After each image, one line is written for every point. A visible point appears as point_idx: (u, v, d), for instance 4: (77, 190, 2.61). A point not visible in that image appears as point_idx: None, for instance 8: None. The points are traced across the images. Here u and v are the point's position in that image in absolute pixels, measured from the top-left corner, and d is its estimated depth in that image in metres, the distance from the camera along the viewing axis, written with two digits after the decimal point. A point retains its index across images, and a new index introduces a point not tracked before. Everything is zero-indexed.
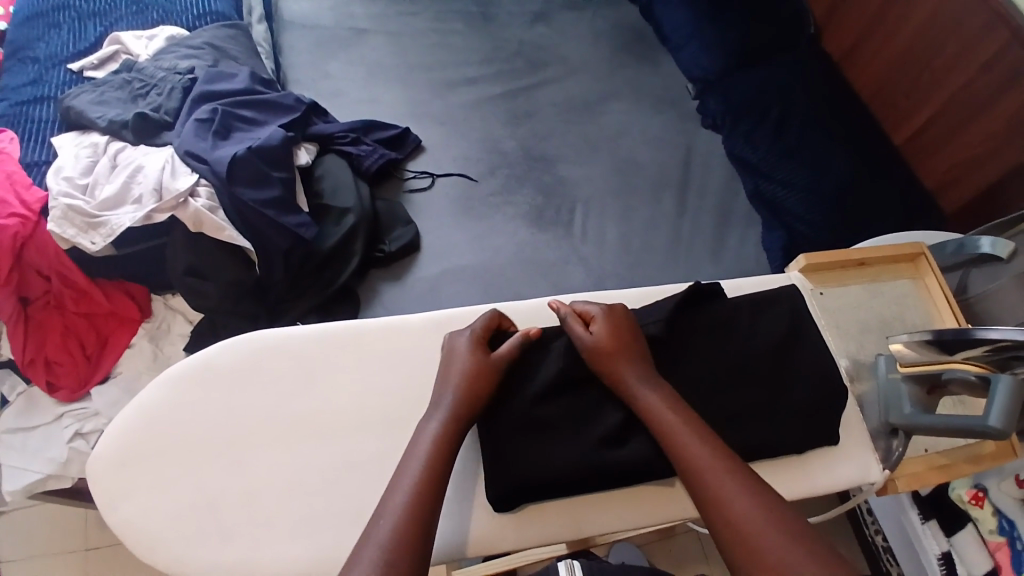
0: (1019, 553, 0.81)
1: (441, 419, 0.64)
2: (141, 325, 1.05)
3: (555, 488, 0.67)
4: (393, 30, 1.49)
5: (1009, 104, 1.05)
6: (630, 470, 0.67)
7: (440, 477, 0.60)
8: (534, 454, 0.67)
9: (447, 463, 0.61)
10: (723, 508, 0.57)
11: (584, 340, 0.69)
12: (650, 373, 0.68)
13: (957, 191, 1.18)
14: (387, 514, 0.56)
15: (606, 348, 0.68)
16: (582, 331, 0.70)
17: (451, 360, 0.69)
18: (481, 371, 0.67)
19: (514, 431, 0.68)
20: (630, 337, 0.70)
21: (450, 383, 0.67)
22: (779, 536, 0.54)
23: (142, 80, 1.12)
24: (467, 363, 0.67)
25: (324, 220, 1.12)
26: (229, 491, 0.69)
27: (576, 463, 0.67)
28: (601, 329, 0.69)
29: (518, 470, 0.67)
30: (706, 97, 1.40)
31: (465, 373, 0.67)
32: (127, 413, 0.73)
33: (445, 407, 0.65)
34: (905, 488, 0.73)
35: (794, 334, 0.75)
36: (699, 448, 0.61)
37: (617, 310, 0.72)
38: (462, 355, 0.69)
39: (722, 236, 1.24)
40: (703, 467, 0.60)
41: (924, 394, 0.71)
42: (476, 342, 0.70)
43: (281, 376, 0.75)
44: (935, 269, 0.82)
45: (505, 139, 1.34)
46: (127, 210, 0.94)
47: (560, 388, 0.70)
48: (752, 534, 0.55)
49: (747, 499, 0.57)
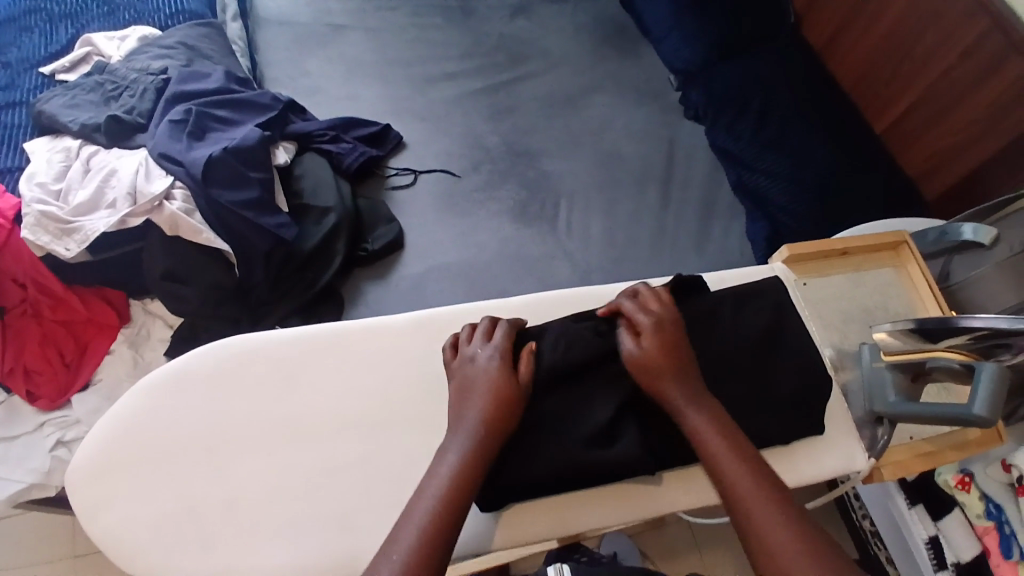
0: (1007, 536, 0.82)
1: (465, 445, 0.62)
2: (121, 332, 1.03)
3: (557, 487, 0.67)
4: (371, 26, 1.47)
5: (989, 91, 1.06)
6: (625, 468, 0.67)
7: (457, 509, 0.59)
8: (541, 457, 0.66)
9: (466, 494, 0.60)
10: (758, 534, 0.57)
11: (633, 358, 0.67)
12: (698, 391, 0.66)
13: (939, 178, 1.18)
14: (399, 550, 0.55)
15: (653, 364, 0.67)
16: (630, 344, 0.68)
17: (474, 381, 0.66)
18: (508, 394, 0.65)
19: (524, 434, 0.67)
20: (680, 352, 0.68)
21: (474, 407, 0.64)
22: (800, 552, 0.55)
23: (114, 82, 1.10)
24: (493, 385, 0.65)
25: (304, 220, 1.10)
26: (213, 499, 0.68)
27: (565, 461, 0.66)
28: (651, 348, 0.67)
29: (513, 473, 0.66)
30: (689, 88, 1.39)
31: (491, 397, 0.64)
32: (105, 422, 0.72)
33: (469, 434, 0.63)
34: (890, 477, 0.73)
35: (777, 325, 0.74)
36: (728, 458, 0.62)
37: (667, 322, 0.69)
38: (488, 375, 0.66)
39: (706, 228, 1.23)
40: (746, 498, 0.59)
41: (908, 382, 0.70)
42: (503, 360, 0.67)
43: (263, 381, 0.74)
44: (917, 257, 0.82)
45: (487, 135, 1.32)
46: (101, 214, 0.93)
47: (567, 387, 0.69)
48: (774, 547, 0.56)
49: (773, 514, 0.57)
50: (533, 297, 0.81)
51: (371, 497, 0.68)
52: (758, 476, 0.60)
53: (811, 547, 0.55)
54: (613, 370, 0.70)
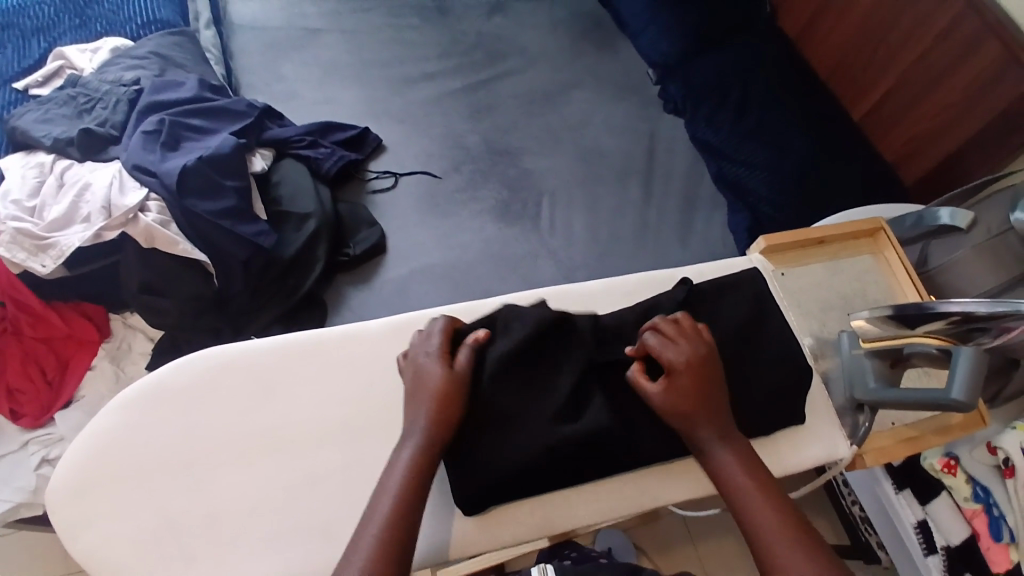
0: (996, 519, 0.83)
1: (416, 444, 0.62)
2: (102, 347, 1.02)
3: (520, 481, 0.66)
4: (346, 29, 1.46)
5: (965, 74, 1.06)
6: (588, 441, 0.67)
7: (415, 506, 0.59)
8: (496, 449, 0.66)
9: (420, 491, 0.60)
10: (766, 544, 0.58)
11: (658, 403, 0.66)
12: (727, 431, 0.66)
13: (917, 163, 1.19)
14: (360, 549, 0.56)
15: (677, 408, 0.65)
16: (653, 387, 0.66)
17: (419, 381, 0.66)
18: (453, 392, 0.65)
19: (477, 428, 0.67)
20: (706, 394, 0.66)
21: (421, 406, 0.64)
22: (790, 544, 0.57)
23: (87, 94, 1.08)
24: (438, 384, 0.65)
25: (284, 227, 1.09)
26: (191, 513, 0.67)
27: (536, 445, 0.66)
28: (677, 392, 0.66)
29: (484, 468, 0.66)
30: (667, 81, 1.39)
31: (435, 395, 0.65)
32: (82, 439, 0.71)
33: (417, 434, 0.63)
34: (873, 463, 0.72)
35: (758, 316, 0.74)
36: (727, 460, 0.64)
37: (694, 361, 0.67)
38: (432, 374, 0.66)
39: (689, 220, 1.24)
40: (749, 510, 0.61)
41: (888, 367, 0.71)
42: (442, 358, 0.67)
43: (237, 392, 0.73)
44: (894, 243, 0.82)
45: (467, 134, 1.32)
46: (76, 229, 0.92)
47: (516, 377, 0.69)
48: (774, 545, 0.58)
49: (766, 509, 0.60)
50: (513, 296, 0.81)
51: (355, 506, 0.68)
52: (756, 475, 0.63)
53: (798, 539, 0.58)
54: (566, 357, 0.70)
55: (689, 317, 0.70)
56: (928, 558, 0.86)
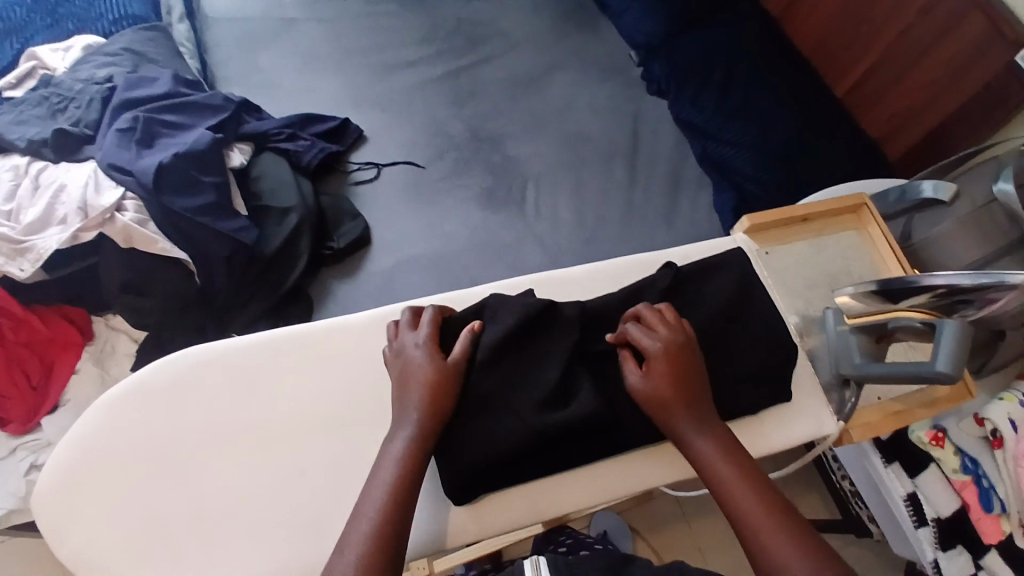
0: (986, 490, 0.83)
1: (406, 438, 0.62)
2: (86, 349, 1.01)
3: (510, 465, 0.66)
4: (324, 18, 1.43)
5: (949, 45, 1.05)
6: (577, 430, 0.66)
7: (406, 501, 0.59)
8: (484, 436, 0.65)
9: (412, 485, 0.60)
10: (752, 529, 0.58)
11: (638, 389, 0.66)
12: (707, 419, 0.65)
13: (902, 137, 1.18)
14: (351, 546, 0.55)
15: (657, 393, 0.65)
16: (633, 373, 0.67)
17: (408, 374, 0.66)
18: (443, 384, 0.65)
19: (465, 418, 0.66)
20: (686, 380, 0.66)
21: (411, 399, 0.64)
22: (777, 531, 0.57)
23: (59, 93, 1.06)
24: (427, 377, 0.65)
25: (265, 222, 1.08)
26: (177, 513, 0.67)
27: (526, 436, 0.65)
28: (657, 378, 0.65)
29: (473, 459, 0.65)
30: (650, 62, 1.37)
31: (425, 387, 0.64)
32: (66, 441, 0.70)
33: (408, 427, 0.63)
34: (860, 438, 0.72)
35: (743, 295, 0.74)
36: (710, 447, 0.64)
37: (674, 347, 0.67)
38: (422, 367, 0.65)
39: (675, 202, 1.23)
40: (735, 495, 0.61)
41: (873, 343, 0.70)
42: (432, 350, 0.67)
43: (221, 390, 0.72)
44: (877, 219, 0.82)
45: (450, 122, 1.30)
46: (53, 231, 0.90)
47: (506, 365, 0.68)
48: (760, 530, 0.58)
49: (752, 496, 0.60)
50: (495, 285, 0.80)
51: (343, 502, 0.68)
52: (740, 460, 0.63)
53: (787, 527, 0.58)
54: (554, 341, 0.70)
55: (669, 304, 0.70)
56: (918, 530, 0.85)
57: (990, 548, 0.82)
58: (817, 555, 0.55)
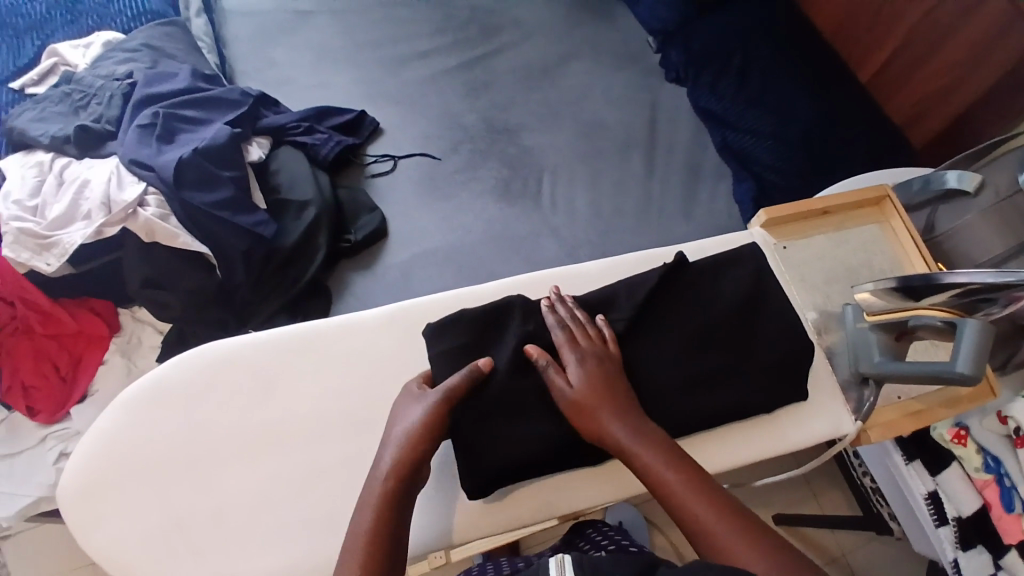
0: (1008, 489, 0.82)
1: (377, 489, 0.61)
2: (112, 342, 1.04)
3: (534, 466, 0.67)
4: (338, 10, 1.43)
5: (975, 29, 1.02)
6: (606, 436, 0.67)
7: (387, 552, 0.58)
8: (512, 437, 0.66)
9: (393, 527, 0.59)
10: (705, 530, 0.58)
11: (565, 395, 0.65)
12: (636, 422, 0.64)
13: (926, 124, 1.16)
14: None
15: (586, 398, 0.65)
16: (563, 381, 0.66)
17: (398, 415, 0.66)
18: (429, 427, 0.63)
19: (492, 421, 0.67)
20: (613, 387, 0.66)
21: (387, 452, 0.63)
22: (732, 531, 0.58)
23: (82, 91, 1.08)
24: (408, 430, 0.64)
25: (283, 216, 1.09)
26: (197, 508, 0.69)
27: (556, 438, 0.67)
28: (581, 384, 0.65)
29: (500, 457, 0.66)
30: (667, 49, 1.35)
31: (402, 443, 0.63)
32: (89, 438, 0.72)
33: (379, 484, 0.61)
34: (879, 438, 0.70)
35: (757, 292, 0.73)
36: (647, 450, 0.62)
37: (594, 355, 0.67)
38: (407, 417, 0.65)
39: (693, 192, 1.21)
40: (681, 499, 0.60)
41: (893, 341, 0.68)
42: (415, 399, 0.66)
43: (240, 387, 0.74)
44: (900, 211, 0.79)
45: (465, 113, 1.30)
46: (77, 226, 0.92)
47: (526, 367, 0.69)
48: (714, 531, 0.58)
49: (701, 502, 0.59)
50: (509, 283, 0.80)
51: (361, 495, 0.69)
52: (679, 462, 0.62)
53: (744, 527, 0.58)
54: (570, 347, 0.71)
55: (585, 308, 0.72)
56: (939, 529, 0.84)
57: (1011, 548, 0.81)
58: (780, 556, 0.56)
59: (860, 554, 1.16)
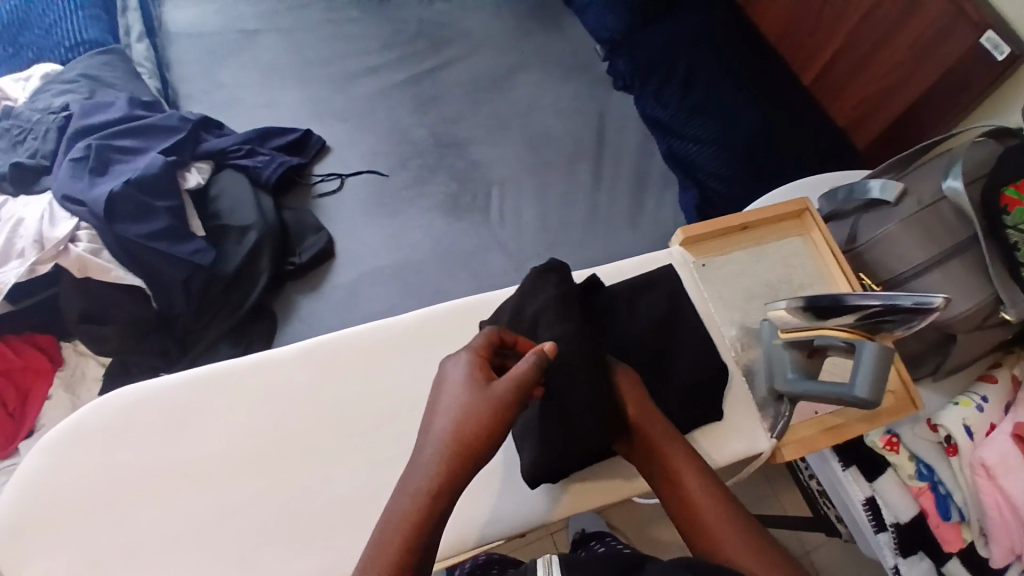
0: (943, 497, 0.82)
1: (414, 492, 0.54)
2: (56, 374, 1.03)
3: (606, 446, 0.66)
4: (284, 28, 1.43)
5: (911, 30, 1.02)
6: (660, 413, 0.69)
7: (420, 565, 0.52)
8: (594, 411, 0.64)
9: (427, 536, 0.53)
10: (702, 526, 0.60)
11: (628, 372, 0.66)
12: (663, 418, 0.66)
13: (870, 125, 1.15)
14: None
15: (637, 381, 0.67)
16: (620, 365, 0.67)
17: (445, 404, 0.57)
18: (482, 425, 0.55)
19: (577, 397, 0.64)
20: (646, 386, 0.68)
21: (427, 450, 0.56)
22: (727, 528, 0.59)
23: (18, 126, 1.08)
24: (455, 424, 0.56)
25: (224, 242, 1.08)
26: (111, 551, 0.68)
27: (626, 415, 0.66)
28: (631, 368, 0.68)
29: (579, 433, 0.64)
30: (614, 56, 1.34)
31: (450, 442, 0.55)
32: (10, 483, 0.71)
33: (423, 483, 0.55)
34: (792, 455, 0.70)
35: (670, 315, 0.73)
36: (669, 441, 0.64)
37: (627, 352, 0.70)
38: (455, 410, 0.56)
39: (640, 202, 1.21)
40: (689, 493, 0.61)
41: (806, 358, 0.67)
42: (473, 385, 0.57)
43: (155, 428, 0.74)
44: (820, 224, 0.79)
45: (413, 129, 1.30)
46: (12, 265, 0.92)
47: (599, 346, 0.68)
48: (712, 525, 0.59)
49: (708, 499, 0.61)
50: (431, 314, 0.81)
51: (279, 533, 0.69)
52: (696, 457, 0.64)
53: (739, 527, 0.60)
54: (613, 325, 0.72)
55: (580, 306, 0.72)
56: (878, 535, 0.85)
57: (952, 555, 0.81)
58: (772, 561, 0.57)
59: (821, 554, 1.16)
